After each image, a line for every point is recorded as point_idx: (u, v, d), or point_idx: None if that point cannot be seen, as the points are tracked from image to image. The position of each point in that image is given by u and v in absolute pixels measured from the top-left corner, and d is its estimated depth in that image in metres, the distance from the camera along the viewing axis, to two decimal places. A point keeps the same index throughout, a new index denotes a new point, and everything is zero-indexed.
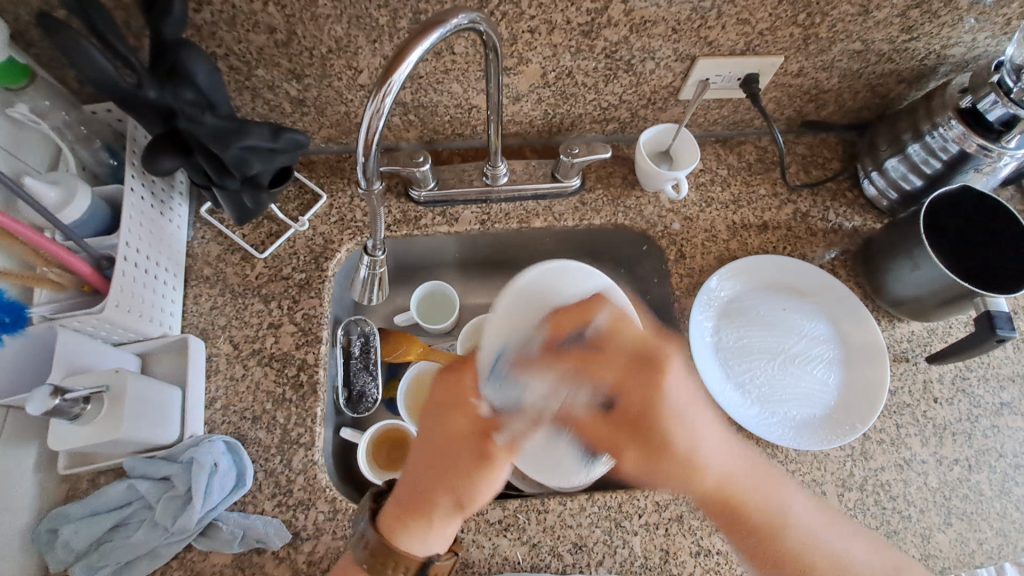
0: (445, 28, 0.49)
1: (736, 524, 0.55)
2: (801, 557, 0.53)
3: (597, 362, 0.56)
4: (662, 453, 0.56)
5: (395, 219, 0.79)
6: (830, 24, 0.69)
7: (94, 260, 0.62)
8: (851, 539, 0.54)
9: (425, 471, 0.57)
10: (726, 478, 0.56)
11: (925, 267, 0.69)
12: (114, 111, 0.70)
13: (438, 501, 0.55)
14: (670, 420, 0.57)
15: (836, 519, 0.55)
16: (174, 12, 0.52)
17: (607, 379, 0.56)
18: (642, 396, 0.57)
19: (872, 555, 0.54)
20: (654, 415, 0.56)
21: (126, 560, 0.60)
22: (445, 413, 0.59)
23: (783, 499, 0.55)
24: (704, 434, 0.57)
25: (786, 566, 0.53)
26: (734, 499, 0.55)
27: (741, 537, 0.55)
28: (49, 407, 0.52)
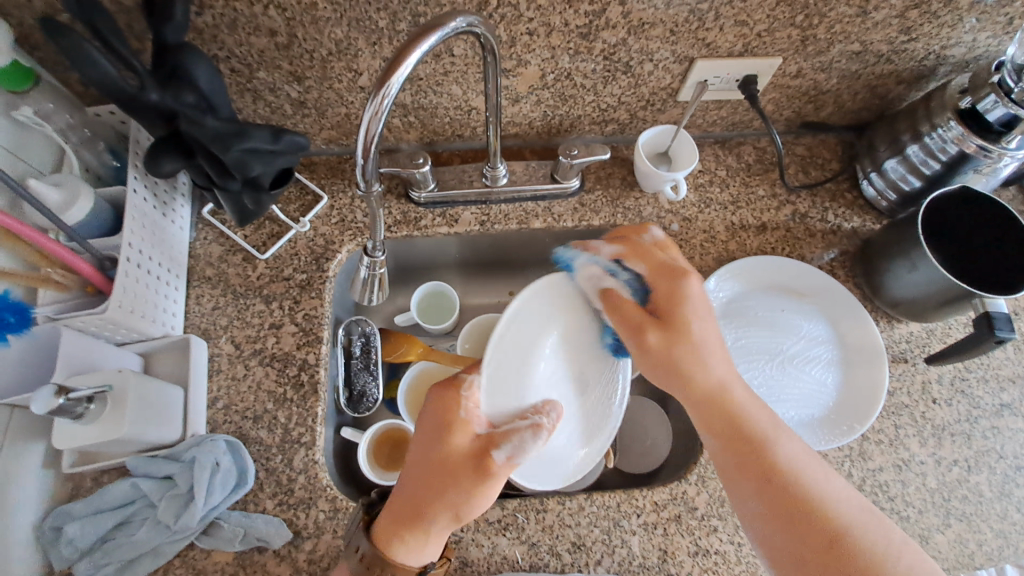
0: (443, 31, 0.50)
1: (733, 437, 0.55)
2: (785, 475, 0.53)
3: (644, 251, 0.64)
4: (680, 343, 0.59)
5: (396, 220, 0.80)
6: (828, 25, 0.69)
7: (97, 259, 0.63)
8: (828, 477, 0.53)
9: (421, 487, 0.55)
10: (726, 388, 0.58)
11: (923, 268, 0.69)
12: (117, 114, 0.71)
13: (434, 517, 0.54)
14: (691, 322, 0.60)
15: (818, 461, 0.55)
16: (175, 17, 0.53)
17: (642, 265, 0.63)
18: (667, 291, 0.61)
19: (850, 497, 0.52)
20: (679, 305, 0.60)
21: (129, 558, 0.60)
22: (443, 430, 0.55)
23: (780, 429, 0.56)
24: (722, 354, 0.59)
25: (771, 477, 0.53)
26: (731, 408, 0.56)
27: (729, 451, 0.55)
28: (53, 407, 0.53)
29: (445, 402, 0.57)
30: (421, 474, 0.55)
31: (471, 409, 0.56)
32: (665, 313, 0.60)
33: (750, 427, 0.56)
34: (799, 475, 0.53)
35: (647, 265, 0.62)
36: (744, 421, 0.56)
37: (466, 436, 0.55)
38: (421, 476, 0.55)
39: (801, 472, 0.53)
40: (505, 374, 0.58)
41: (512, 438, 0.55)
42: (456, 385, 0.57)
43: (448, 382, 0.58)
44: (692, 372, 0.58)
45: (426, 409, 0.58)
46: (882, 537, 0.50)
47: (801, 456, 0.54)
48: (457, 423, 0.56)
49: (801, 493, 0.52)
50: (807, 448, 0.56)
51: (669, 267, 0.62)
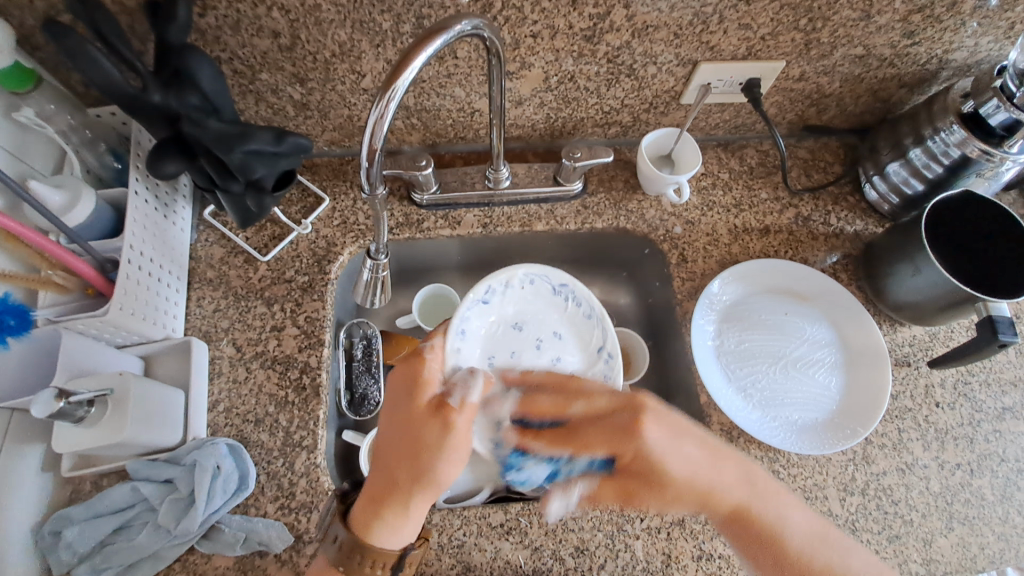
0: (448, 34, 0.49)
1: (749, 547, 0.56)
2: (806, 563, 0.55)
3: (577, 435, 0.59)
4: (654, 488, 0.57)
5: (398, 222, 0.80)
6: (832, 29, 0.69)
7: (98, 262, 0.63)
8: (844, 548, 0.56)
9: (392, 459, 0.55)
10: (728, 501, 0.56)
11: (926, 272, 0.69)
12: (119, 115, 0.71)
13: (406, 485, 0.53)
14: (663, 466, 0.55)
15: (832, 531, 0.57)
16: (179, 17, 0.53)
17: (597, 439, 0.57)
18: (626, 448, 0.55)
19: (868, 560, 0.56)
20: (645, 463, 0.55)
21: (130, 562, 0.60)
22: (406, 399, 0.56)
23: (788, 520, 0.56)
24: (695, 463, 0.56)
25: (786, 566, 0.55)
26: (746, 519, 0.56)
27: (750, 548, 0.57)
28: (54, 410, 0.52)
29: (407, 368, 0.57)
30: (387, 450, 0.55)
31: (435, 368, 0.57)
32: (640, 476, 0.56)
33: (767, 527, 0.56)
34: (815, 556, 0.55)
35: (601, 447, 0.57)
36: (757, 529, 0.56)
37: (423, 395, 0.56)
38: (389, 449, 0.55)
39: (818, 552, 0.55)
40: (549, 293, 0.75)
41: (460, 384, 0.57)
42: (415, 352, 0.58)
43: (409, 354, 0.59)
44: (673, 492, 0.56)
45: (391, 377, 0.59)
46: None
47: (812, 534, 0.56)
48: (422, 388, 0.56)
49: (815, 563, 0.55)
50: (821, 521, 0.57)
51: (616, 419, 0.56)
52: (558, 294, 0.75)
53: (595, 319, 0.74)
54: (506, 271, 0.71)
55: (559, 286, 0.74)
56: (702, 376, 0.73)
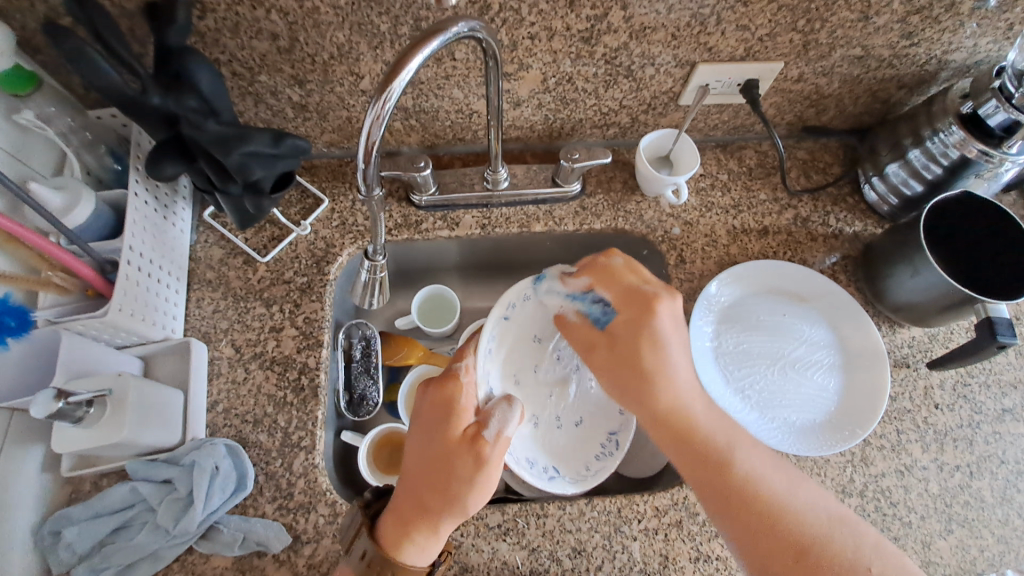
0: (445, 36, 0.50)
1: (686, 455, 0.58)
2: (745, 491, 0.56)
3: (613, 274, 0.63)
4: (627, 365, 0.61)
5: (396, 223, 0.80)
6: (830, 30, 0.69)
7: (98, 263, 0.63)
8: (795, 481, 0.57)
9: (424, 482, 0.56)
10: (683, 405, 0.60)
11: (925, 273, 0.69)
12: (119, 117, 0.71)
13: (438, 510, 0.55)
14: (646, 342, 0.61)
15: (785, 467, 0.58)
16: (178, 20, 0.53)
17: (609, 292, 0.63)
18: (632, 312, 0.61)
19: (817, 498, 0.56)
20: (635, 331, 0.61)
21: (129, 562, 0.60)
22: (439, 425, 0.57)
23: (739, 445, 0.59)
24: (677, 357, 0.61)
25: (728, 494, 0.56)
26: (686, 435, 0.59)
27: (690, 469, 0.58)
28: (52, 410, 0.53)
29: (442, 394, 0.58)
30: (419, 474, 0.57)
31: (469, 398, 0.58)
32: (619, 347, 0.62)
33: (712, 448, 0.58)
34: (759, 483, 0.56)
35: (613, 293, 0.62)
36: (702, 442, 0.58)
37: (457, 423, 0.57)
38: (421, 473, 0.57)
39: (763, 482, 0.56)
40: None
41: (497, 413, 0.58)
42: (448, 378, 0.59)
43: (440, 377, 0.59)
44: (654, 381, 0.60)
45: (422, 403, 0.59)
46: (849, 541, 0.53)
47: (760, 467, 0.57)
48: (456, 417, 0.57)
49: (762, 493, 0.55)
50: (772, 455, 0.60)
51: (636, 291, 0.61)
52: None
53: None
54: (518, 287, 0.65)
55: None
56: (701, 377, 0.73)
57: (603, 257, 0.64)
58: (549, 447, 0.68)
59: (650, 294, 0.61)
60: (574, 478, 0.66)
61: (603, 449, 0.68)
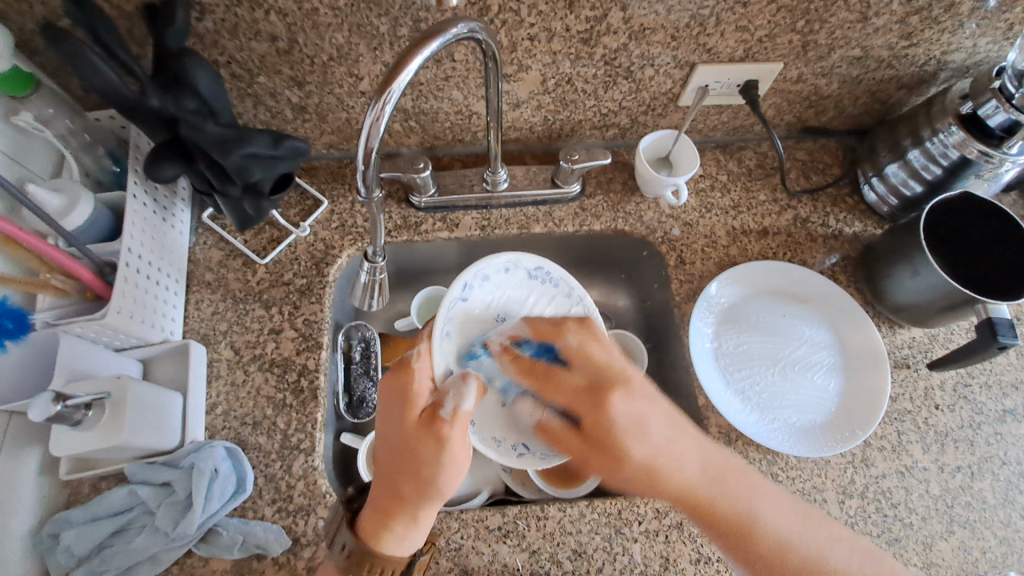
0: (444, 38, 0.49)
1: (711, 530, 0.57)
2: (775, 555, 0.55)
3: (552, 378, 0.60)
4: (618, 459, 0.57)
5: (396, 225, 0.80)
6: (829, 31, 0.69)
7: (96, 265, 0.63)
8: (825, 540, 0.57)
9: (392, 469, 0.55)
10: (690, 484, 0.57)
11: (925, 274, 0.69)
12: (117, 119, 0.71)
13: (408, 497, 0.54)
14: (626, 434, 0.56)
15: (815, 524, 0.57)
16: (177, 21, 0.53)
17: (559, 397, 0.60)
18: (588, 410, 0.57)
19: (850, 555, 0.56)
20: (610, 429, 0.56)
21: (128, 565, 0.60)
22: (399, 409, 0.56)
23: (759, 506, 0.57)
24: (667, 448, 0.57)
25: (760, 563, 0.55)
26: (699, 507, 0.57)
27: (726, 543, 0.57)
28: (50, 413, 0.52)
29: (397, 380, 0.57)
30: (385, 463, 0.56)
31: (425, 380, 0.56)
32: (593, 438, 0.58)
33: (733, 520, 0.56)
34: (790, 544, 0.55)
35: (563, 395, 0.59)
36: (721, 518, 0.56)
37: (416, 405, 0.56)
38: (389, 461, 0.56)
39: (792, 550, 0.55)
40: (524, 279, 0.70)
41: (452, 391, 0.57)
42: (404, 363, 0.58)
43: (397, 364, 0.59)
44: (663, 471, 0.57)
45: (380, 393, 0.59)
46: None
47: (788, 527, 0.56)
48: (414, 400, 0.56)
49: (802, 560, 0.55)
50: (799, 510, 0.58)
51: (591, 380, 0.58)
52: (532, 279, 0.70)
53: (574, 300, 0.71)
54: (477, 265, 0.66)
55: (535, 270, 0.70)
56: (701, 379, 0.73)
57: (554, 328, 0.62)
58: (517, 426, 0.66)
59: (597, 378, 0.58)
60: (545, 455, 0.65)
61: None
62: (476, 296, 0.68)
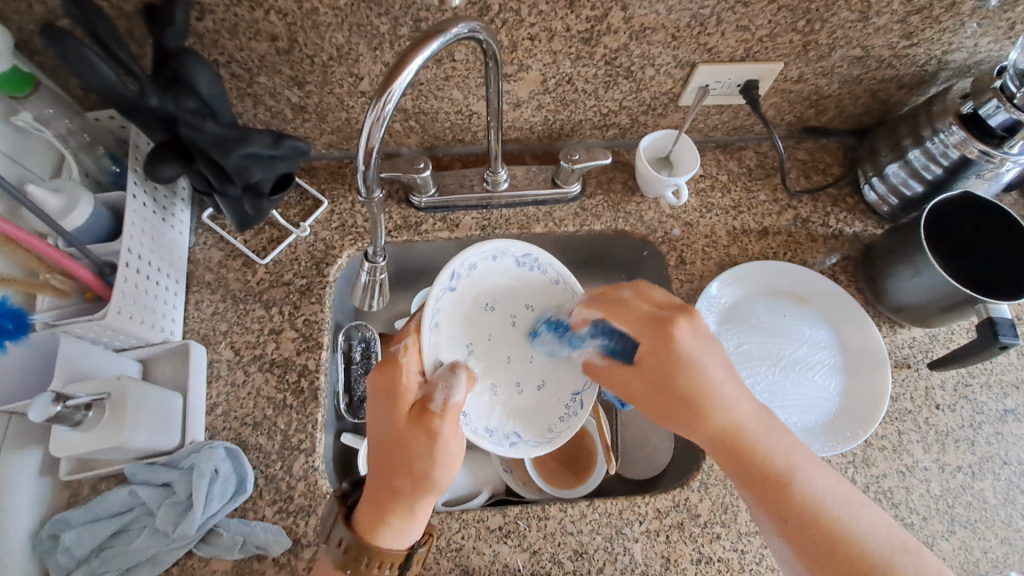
0: (444, 37, 0.49)
1: (744, 470, 0.58)
2: (807, 509, 0.55)
3: (620, 308, 0.62)
4: (665, 392, 0.61)
5: (396, 225, 0.80)
6: (830, 30, 0.69)
7: (96, 265, 0.63)
8: (856, 507, 0.56)
9: (384, 464, 0.56)
10: (734, 421, 0.59)
11: (926, 273, 0.69)
12: (117, 119, 0.71)
13: (403, 490, 0.55)
14: (680, 367, 0.60)
15: (844, 490, 0.57)
16: (176, 21, 0.53)
17: (625, 326, 0.62)
18: (653, 342, 0.61)
19: (878, 528, 0.54)
20: (667, 360, 0.60)
21: (128, 566, 0.60)
22: (388, 405, 0.57)
23: (799, 462, 0.58)
24: (717, 376, 0.60)
25: (790, 515, 0.55)
26: (737, 446, 0.58)
27: (755, 489, 0.58)
28: (50, 414, 0.52)
29: (384, 377, 0.58)
30: (377, 458, 0.57)
31: (413, 375, 0.58)
32: (659, 373, 0.61)
33: (768, 459, 0.58)
34: (822, 505, 0.55)
35: (626, 324, 0.62)
36: (760, 459, 0.58)
37: (404, 400, 0.57)
38: (381, 457, 0.56)
39: (824, 508, 0.55)
40: (513, 265, 0.68)
41: (440, 383, 0.57)
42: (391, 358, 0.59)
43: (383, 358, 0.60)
44: (705, 405, 0.59)
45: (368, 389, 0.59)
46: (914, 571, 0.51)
47: (822, 488, 0.56)
48: (403, 395, 0.57)
49: (830, 523, 0.54)
50: (831, 475, 0.58)
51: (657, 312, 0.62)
52: (522, 266, 0.68)
53: (564, 283, 0.69)
54: (463, 253, 0.64)
55: (522, 257, 0.68)
56: None
57: (614, 291, 0.64)
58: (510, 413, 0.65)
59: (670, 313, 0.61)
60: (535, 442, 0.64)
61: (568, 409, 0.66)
62: (464, 284, 0.65)
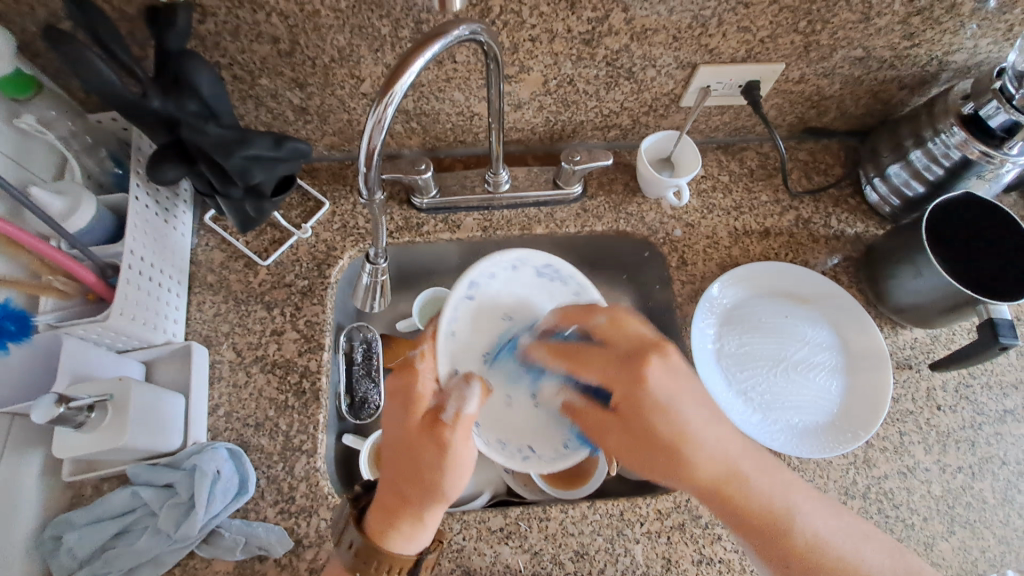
0: (445, 39, 0.49)
1: (736, 518, 0.56)
2: (808, 553, 0.55)
3: (586, 358, 0.59)
4: (648, 442, 0.57)
5: (397, 226, 0.80)
6: (831, 31, 0.69)
7: (99, 267, 0.63)
8: (858, 543, 0.56)
9: (395, 471, 0.56)
10: (727, 468, 0.56)
11: (927, 275, 0.69)
12: (119, 120, 0.70)
13: (414, 498, 0.55)
14: (658, 413, 0.56)
15: (847, 522, 0.57)
16: (178, 23, 0.53)
17: (594, 375, 0.58)
18: (627, 387, 0.56)
19: (882, 555, 0.56)
20: (642, 404, 0.56)
21: (130, 567, 0.60)
22: (403, 410, 0.57)
23: (797, 506, 0.56)
24: (701, 423, 0.56)
25: (795, 563, 0.55)
26: (727, 494, 0.56)
27: (750, 535, 0.56)
28: (53, 416, 0.52)
29: (402, 382, 0.58)
30: (391, 464, 0.57)
31: (428, 382, 0.57)
32: (632, 418, 0.57)
33: (764, 507, 0.56)
34: (825, 547, 0.55)
35: (596, 372, 0.58)
36: (751, 507, 0.56)
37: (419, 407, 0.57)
38: (393, 463, 0.56)
39: (828, 547, 0.55)
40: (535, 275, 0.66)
41: (453, 394, 0.57)
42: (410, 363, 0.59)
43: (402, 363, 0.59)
44: (691, 456, 0.56)
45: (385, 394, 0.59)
46: None
47: (824, 529, 0.56)
48: (418, 402, 0.57)
49: (838, 567, 0.55)
50: (832, 507, 0.58)
51: (629, 353, 0.57)
52: (542, 276, 0.66)
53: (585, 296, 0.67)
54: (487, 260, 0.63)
55: (543, 267, 0.65)
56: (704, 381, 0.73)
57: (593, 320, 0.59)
58: (521, 428, 0.62)
59: (638, 348, 0.57)
60: (551, 459, 0.61)
61: (585, 423, 0.63)
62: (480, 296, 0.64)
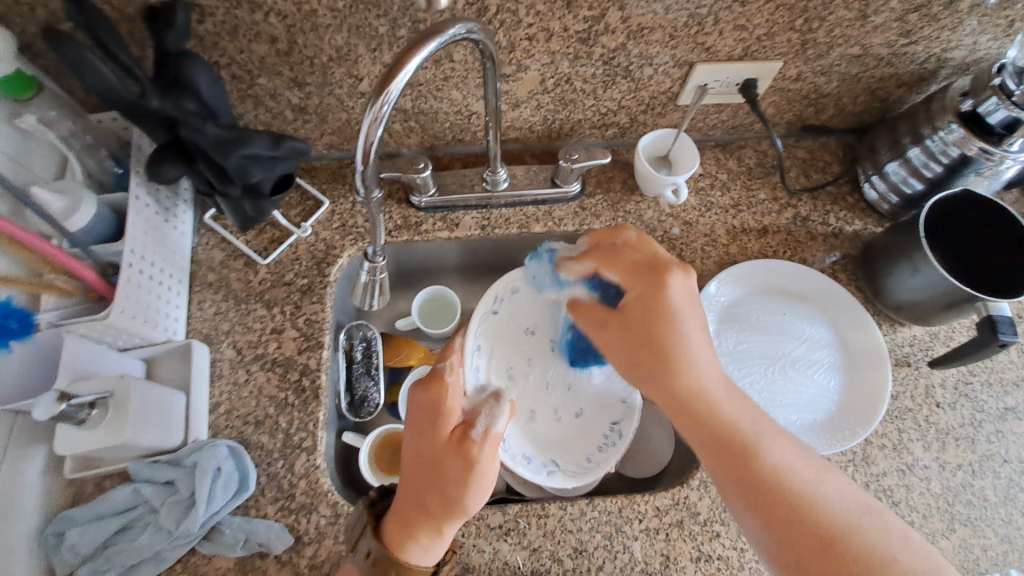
0: (441, 38, 0.49)
1: (703, 439, 0.57)
2: (771, 481, 0.53)
3: (612, 258, 0.64)
4: (649, 341, 0.60)
5: (396, 225, 0.80)
6: (828, 29, 0.69)
7: (99, 266, 0.64)
8: (818, 475, 0.54)
9: (417, 484, 0.56)
10: (701, 386, 0.58)
11: (925, 271, 0.69)
12: (119, 121, 0.72)
13: (434, 512, 0.55)
14: (668, 320, 0.59)
15: (813, 458, 0.56)
16: (177, 23, 0.53)
17: (618, 272, 0.63)
18: (641, 287, 0.61)
19: (842, 490, 0.54)
20: (649, 309, 0.60)
21: (132, 564, 0.60)
22: (431, 424, 0.58)
23: (766, 442, 0.56)
24: (698, 338, 0.59)
25: (752, 483, 0.54)
26: (704, 415, 0.57)
27: (717, 463, 0.56)
28: (55, 412, 0.53)
29: (431, 396, 0.59)
30: (413, 476, 0.57)
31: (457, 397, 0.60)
32: (636, 323, 0.61)
33: (735, 431, 0.56)
34: (787, 476, 0.54)
35: (619, 272, 0.63)
36: (723, 429, 0.56)
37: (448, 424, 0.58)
38: (416, 475, 0.57)
39: (791, 477, 0.54)
40: None
41: (484, 413, 0.60)
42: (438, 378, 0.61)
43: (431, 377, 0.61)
44: (677, 372, 0.59)
45: (410, 405, 0.61)
46: (878, 530, 0.51)
47: (790, 458, 0.55)
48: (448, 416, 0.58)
49: (794, 493, 0.53)
50: (804, 449, 0.57)
51: (648, 263, 0.61)
52: None
53: None
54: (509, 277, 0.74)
55: None
56: None
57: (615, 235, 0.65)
58: (544, 442, 0.73)
59: (665, 264, 0.61)
60: (572, 471, 0.70)
61: (607, 439, 0.72)
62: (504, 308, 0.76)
